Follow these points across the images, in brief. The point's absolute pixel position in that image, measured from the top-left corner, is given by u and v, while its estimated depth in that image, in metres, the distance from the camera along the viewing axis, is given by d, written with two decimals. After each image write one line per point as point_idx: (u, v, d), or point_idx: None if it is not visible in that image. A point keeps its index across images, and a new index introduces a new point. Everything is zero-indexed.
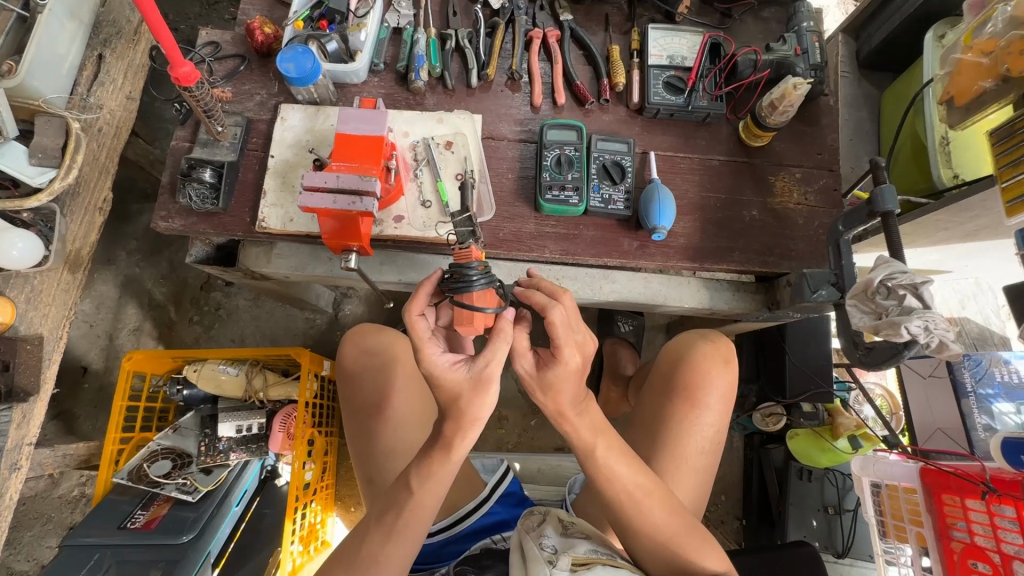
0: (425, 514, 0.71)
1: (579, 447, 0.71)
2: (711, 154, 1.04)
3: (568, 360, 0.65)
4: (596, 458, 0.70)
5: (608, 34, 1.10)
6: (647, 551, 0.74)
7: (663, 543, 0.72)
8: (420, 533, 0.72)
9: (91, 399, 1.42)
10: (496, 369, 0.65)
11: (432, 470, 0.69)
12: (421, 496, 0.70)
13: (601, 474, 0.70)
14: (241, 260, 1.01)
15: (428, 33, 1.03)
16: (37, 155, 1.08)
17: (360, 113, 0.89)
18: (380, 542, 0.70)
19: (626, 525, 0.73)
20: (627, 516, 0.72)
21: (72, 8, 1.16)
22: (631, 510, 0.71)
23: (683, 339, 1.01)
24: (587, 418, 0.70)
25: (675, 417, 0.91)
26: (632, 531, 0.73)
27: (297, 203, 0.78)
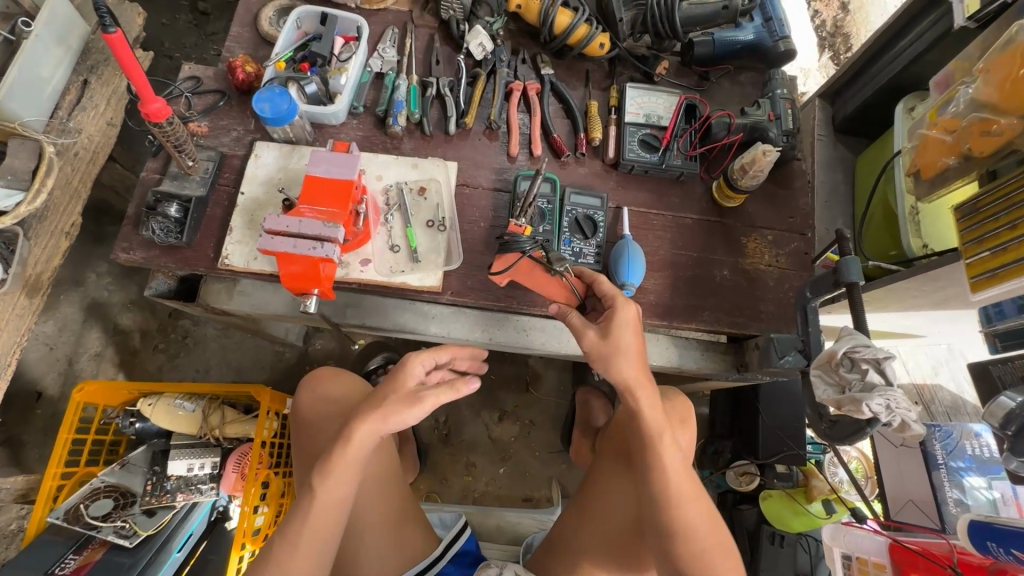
0: (331, 516, 0.77)
1: (649, 429, 0.80)
2: (685, 213, 1.05)
3: (625, 312, 0.81)
4: (661, 442, 0.80)
5: (587, 90, 1.12)
6: (684, 561, 0.74)
7: (696, 555, 0.74)
8: (325, 534, 0.77)
9: (43, 426, 1.40)
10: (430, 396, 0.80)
11: (332, 465, 0.78)
12: (324, 492, 0.77)
13: (663, 460, 0.79)
14: (200, 294, 0.97)
15: (410, 80, 1.05)
16: (6, 177, 1.08)
17: (331, 156, 0.89)
18: (288, 542, 0.75)
19: (667, 521, 0.76)
20: (671, 509, 0.76)
21: (61, 34, 1.19)
22: (677, 505, 0.77)
23: None
24: (660, 409, 0.82)
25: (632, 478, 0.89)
26: (677, 534, 0.75)
27: (255, 246, 0.77)
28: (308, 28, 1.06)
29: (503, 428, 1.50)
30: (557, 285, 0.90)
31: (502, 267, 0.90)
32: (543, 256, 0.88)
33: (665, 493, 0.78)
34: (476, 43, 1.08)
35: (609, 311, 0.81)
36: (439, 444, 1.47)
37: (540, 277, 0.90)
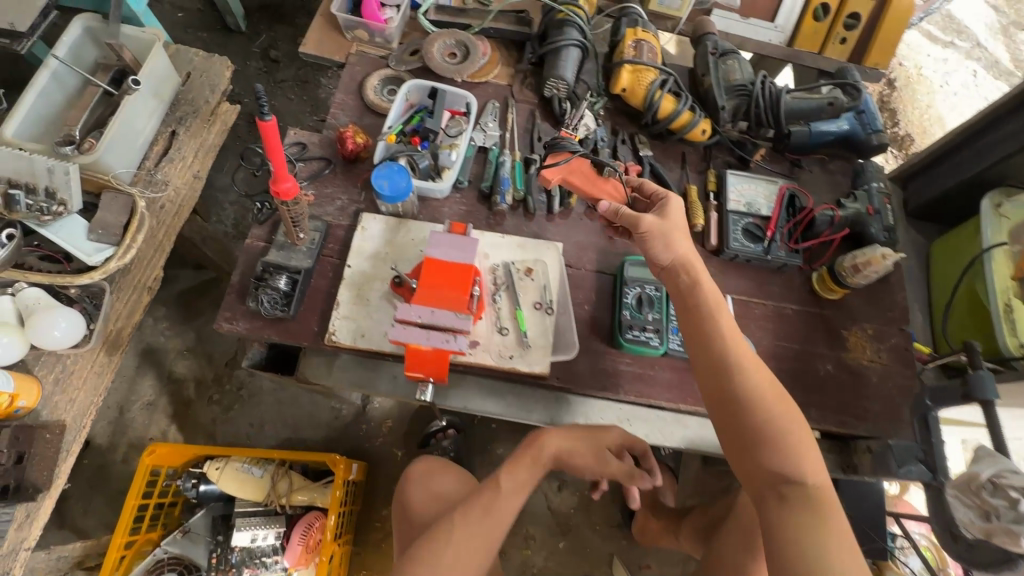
0: (509, 508, 0.81)
1: (707, 301, 0.79)
2: (786, 303, 1.04)
3: (674, 197, 0.89)
4: (720, 313, 0.78)
5: (684, 172, 1.12)
6: (761, 444, 0.69)
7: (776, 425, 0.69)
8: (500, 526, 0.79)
9: (89, 477, 1.35)
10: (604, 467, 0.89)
11: (519, 464, 0.84)
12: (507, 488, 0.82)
13: (716, 334, 0.76)
14: (298, 368, 0.94)
15: (514, 157, 1.05)
16: (96, 232, 1.07)
17: (449, 238, 0.89)
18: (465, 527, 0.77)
19: (734, 397, 0.72)
20: (736, 381, 0.72)
21: (157, 87, 1.20)
22: (745, 376, 0.72)
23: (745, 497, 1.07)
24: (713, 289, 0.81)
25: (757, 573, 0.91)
26: (751, 405, 0.70)
27: (387, 336, 0.80)
28: (415, 100, 1.07)
29: (563, 499, 1.45)
30: (610, 184, 0.98)
31: (555, 159, 0.98)
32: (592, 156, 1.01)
33: (731, 369, 0.73)
34: (580, 122, 1.09)
35: (664, 201, 0.89)
36: None
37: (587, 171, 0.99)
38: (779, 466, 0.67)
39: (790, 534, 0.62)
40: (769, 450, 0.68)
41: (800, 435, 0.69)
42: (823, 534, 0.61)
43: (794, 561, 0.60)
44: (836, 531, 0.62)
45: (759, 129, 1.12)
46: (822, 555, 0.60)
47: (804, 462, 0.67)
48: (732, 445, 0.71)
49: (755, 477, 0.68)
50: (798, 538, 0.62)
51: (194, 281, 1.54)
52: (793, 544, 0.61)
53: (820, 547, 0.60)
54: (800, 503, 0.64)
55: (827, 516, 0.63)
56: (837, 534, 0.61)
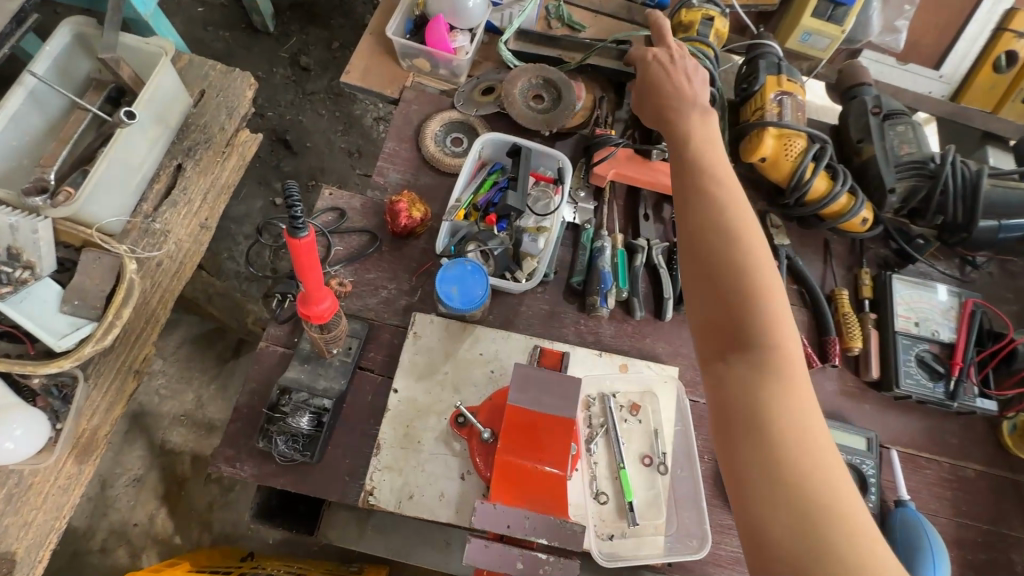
0: None
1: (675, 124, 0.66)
2: (966, 461, 0.78)
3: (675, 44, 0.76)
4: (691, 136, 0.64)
5: (829, 269, 0.86)
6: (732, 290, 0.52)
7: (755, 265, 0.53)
8: None
9: (59, 569, 1.13)
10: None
11: None
12: None
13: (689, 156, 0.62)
14: (320, 522, 0.70)
15: (615, 243, 0.80)
16: (72, 301, 0.84)
17: (543, 376, 0.62)
18: None
19: (705, 228, 0.55)
20: (708, 206, 0.56)
21: (161, 112, 0.96)
22: (726, 210, 0.56)
23: None
24: (705, 119, 0.66)
25: None
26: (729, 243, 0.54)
27: (464, 562, 0.52)
28: (489, 156, 0.82)
29: None
30: (662, 167, 0.83)
31: (601, 156, 0.82)
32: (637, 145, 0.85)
33: (708, 199, 0.57)
34: None
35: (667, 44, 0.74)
36: None
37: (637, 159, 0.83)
38: (742, 312, 0.51)
39: (739, 394, 0.48)
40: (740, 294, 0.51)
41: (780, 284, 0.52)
42: (776, 396, 0.47)
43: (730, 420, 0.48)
44: (792, 394, 0.47)
45: (934, 220, 0.86)
46: (765, 420, 0.46)
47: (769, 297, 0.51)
48: (690, 280, 0.55)
49: (713, 324, 0.52)
50: (750, 400, 0.47)
51: (197, 329, 1.31)
52: (744, 410, 0.47)
53: (770, 410, 0.46)
54: (760, 359, 0.49)
55: (792, 385, 0.47)
56: (799, 402, 0.47)
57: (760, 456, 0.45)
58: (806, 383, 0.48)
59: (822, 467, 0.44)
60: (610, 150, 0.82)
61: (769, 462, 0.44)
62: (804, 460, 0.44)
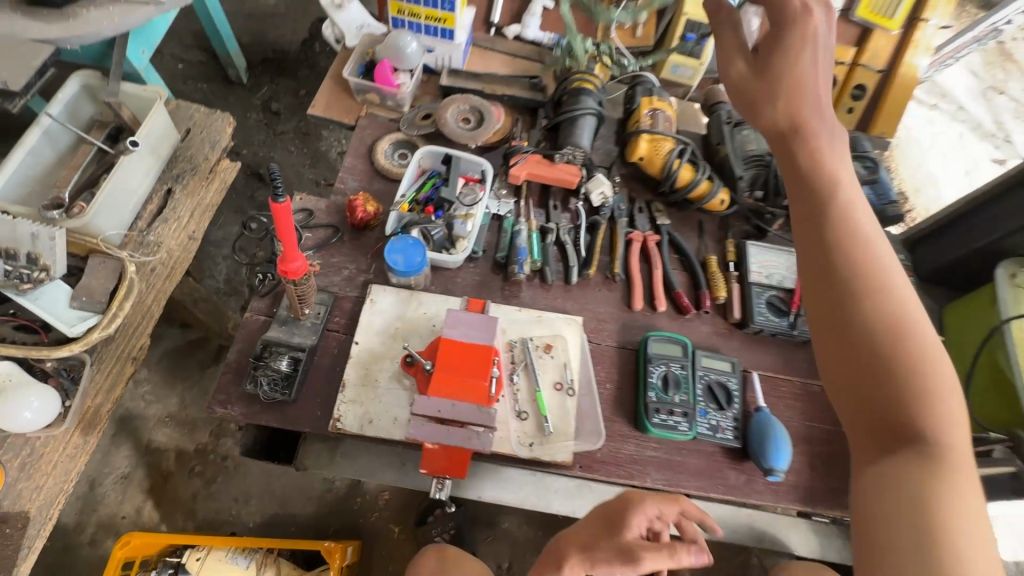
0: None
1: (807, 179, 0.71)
2: (813, 379, 1.00)
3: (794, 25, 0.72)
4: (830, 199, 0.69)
5: (702, 241, 1.10)
6: (861, 338, 0.62)
7: (878, 318, 0.62)
8: None
9: (49, 564, 1.22)
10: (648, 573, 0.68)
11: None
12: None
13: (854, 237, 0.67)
14: (298, 455, 0.86)
15: (530, 226, 1.02)
16: (81, 298, 1.00)
17: (468, 317, 0.83)
18: None
19: (857, 321, 0.63)
20: (846, 266, 0.65)
21: (155, 144, 1.15)
22: (878, 269, 0.65)
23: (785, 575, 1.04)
24: (824, 149, 0.72)
25: None
26: (853, 299, 0.64)
27: (407, 433, 0.74)
28: (428, 165, 1.04)
29: None
30: (565, 170, 1.06)
31: (516, 160, 1.05)
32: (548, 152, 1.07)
33: (854, 274, 0.65)
34: (599, 192, 1.05)
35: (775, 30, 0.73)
36: None
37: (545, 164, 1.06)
38: (895, 385, 0.59)
39: (894, 489, 0.57)
40: (870, 343, 0.61)
41: (931, 347, 0.60)
42: (921, 483, 0.55)
43: (875, 507, 0.57)
44: (956, 481, 0.55)
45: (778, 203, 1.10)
46: (924, 509, 0.54)
47: (923, 380, 0.59)
48: (833, 359, 0.64)
49: (860, 397, 0.61)
50: (910, 489, 0.56)
51: (180, 340, 1.45)
52: (919, 500, 0.55)
53: (926, 513, 0.54)
54: (924, 454, 0.57)
55: (945, 471, 0.56)
56: (946, 493, 0.54)
57: (909, 536, 0.53)
58: (966, 461, 0.57)
59: (963, 533, 0.52)
60: (523, 157, 1.05)
61: (916, 505, 0.55)
62: (960, 529, 0.52)
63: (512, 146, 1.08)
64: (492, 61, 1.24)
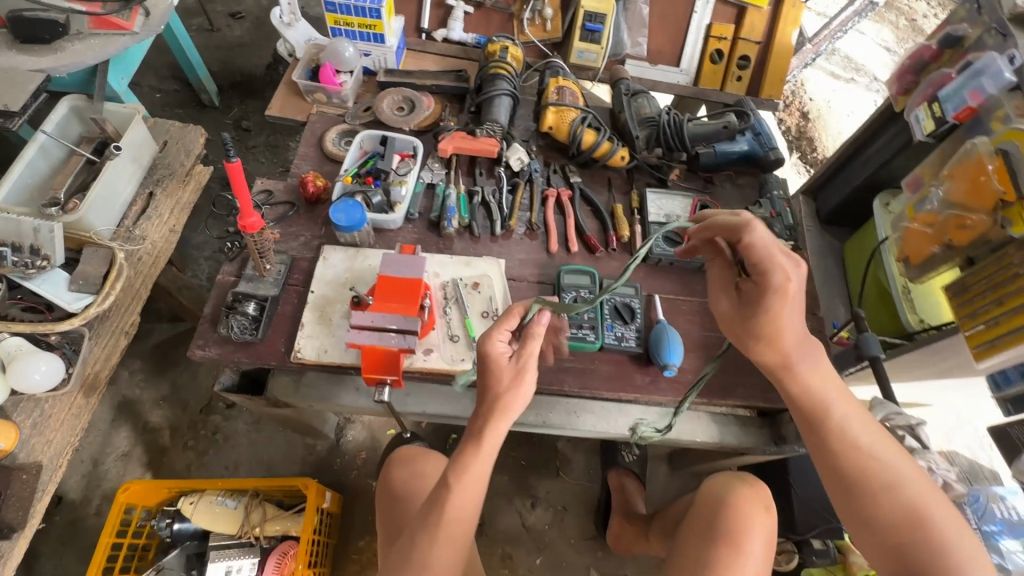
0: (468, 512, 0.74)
1: (805, 410, 0.80)
2: (709, 298, 1.16)
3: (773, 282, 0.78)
4: (832, 454, 0.78)
5: (611, 194, 1.27)
6: (872, 504, 0.74)
7: (842, 439, 0.77)
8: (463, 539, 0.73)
9: (60, 535, 1.35)
10: (530, 361, 0.78)
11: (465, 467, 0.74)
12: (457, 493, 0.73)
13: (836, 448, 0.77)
14: (269, 388, 1.02)
15: (459, 191, 1.20)
16: (77, 282, 1.16)
17: (401, 258, 1.00)
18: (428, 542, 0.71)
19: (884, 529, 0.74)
20: (873, 509, 0.75)
21: (135, 153, 1.33)
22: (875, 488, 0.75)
23: (723, 480, 1.02)
24: (846, 416, 0.78)
25: (720, 560, 0.91)
26: (817, 432, 0.79)
27: (347, 338, 0.87)
28: (369, 148, 1.23)
29: (536, 516, 1.49)
30: (486, 142, 1.24)
31: (443, 137, 1.24)
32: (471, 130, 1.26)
33: (885, 484, 0.74)
34: (515, 158, 1.24)
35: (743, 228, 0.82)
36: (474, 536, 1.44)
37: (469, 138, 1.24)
38: None
39: None
40: (886, 527, 0.73)
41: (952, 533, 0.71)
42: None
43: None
44: None
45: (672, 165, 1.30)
46: None
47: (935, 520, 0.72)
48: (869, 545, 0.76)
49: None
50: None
51: (170, 333, 1.61)
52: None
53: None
54: None
55: None
56: None
57: None
58: None
59: None
60: (449, 133, 1.24)
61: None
62: None
63: (440, 127, 1.28)
64: (425, 61, 1.44)
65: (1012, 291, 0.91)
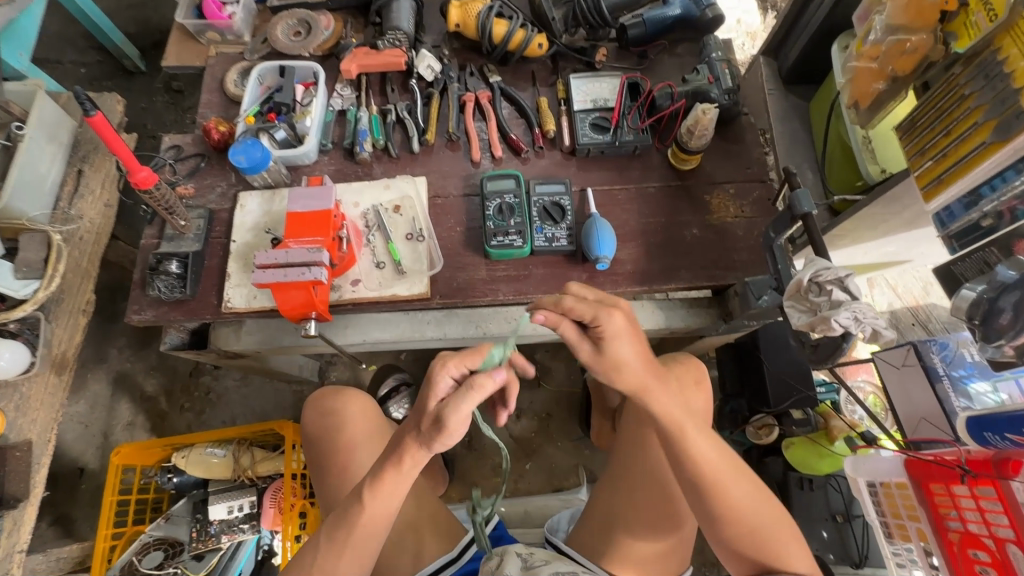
0: (374, 532, 0.76)
1: (670, 430, 0.79)
2: (647, 183, 1.10)
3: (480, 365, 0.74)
4: (686, 438, 0.79)
5: (535, 88, 1.18)
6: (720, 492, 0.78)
7: (691, 458, 0.79)
8: (367, 548, 0.76)
9: (88, 500, 1.47)
10: (455, 417, 0.69)
11: (381, 483, 0.75)
12: (372, 507, 0.75)
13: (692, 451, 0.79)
14: (213, 341, 1.06)
15: (370, 111, 1.12)
16: (22, 269, 1.16)
17: (308, 191, 0.97)
18: (334, 557, 0.75)
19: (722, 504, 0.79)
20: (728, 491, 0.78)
21: (51, 132, 1.27)
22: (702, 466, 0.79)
23: (656, 363, 1.06)
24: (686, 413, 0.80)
25: (658, 443, 0.96)
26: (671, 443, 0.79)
27: (251, 281, 0.86)
28: (270, 82, 1.15)
29: (523, 426, 1.54)
30: (388, 53, 1.14)
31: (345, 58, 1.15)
32: (372, 43, 1.16)
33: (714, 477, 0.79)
34: (425, 66, 1.14)
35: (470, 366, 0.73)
36: (463, 451, 1.51)
37: (368, 53, 1.14)
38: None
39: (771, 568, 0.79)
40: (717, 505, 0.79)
41: (773, 513, 0.80)
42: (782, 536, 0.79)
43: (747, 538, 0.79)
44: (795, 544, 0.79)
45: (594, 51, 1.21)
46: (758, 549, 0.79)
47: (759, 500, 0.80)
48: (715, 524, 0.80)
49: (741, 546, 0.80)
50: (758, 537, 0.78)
51: None
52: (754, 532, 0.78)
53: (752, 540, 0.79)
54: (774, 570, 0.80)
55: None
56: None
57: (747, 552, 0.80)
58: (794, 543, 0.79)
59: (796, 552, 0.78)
60: (350, 53, 1.15)
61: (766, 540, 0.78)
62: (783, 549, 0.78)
63: (340, 45, 1.18)
64: None
65: (960, 116, 0.81)
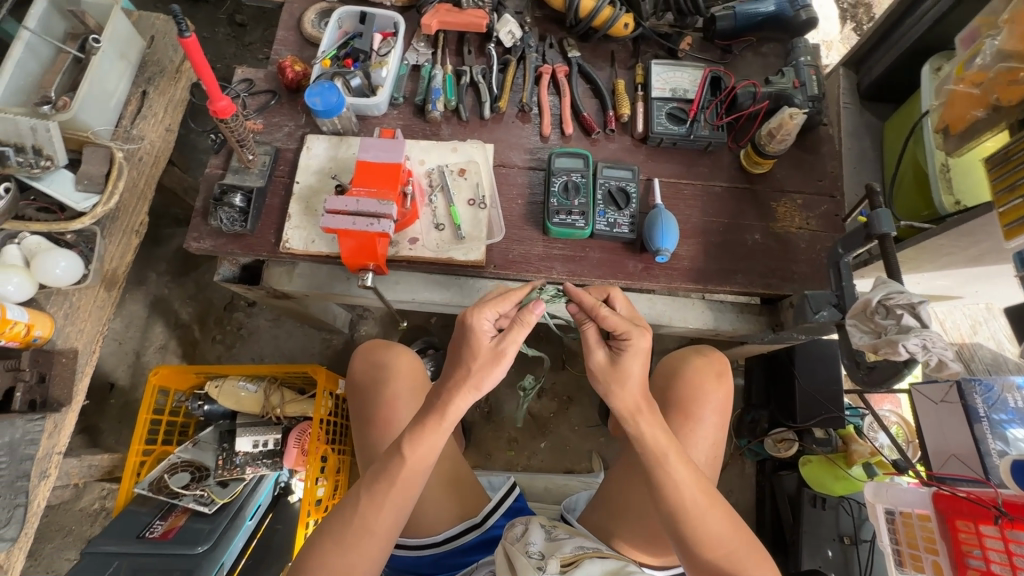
0: (415, 481, 0.76)
1: (648, 455, 0.77)
2: (714, 180, 1.08)
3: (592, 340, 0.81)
4: (665, 466, 0.76)
5: (613, 69, 1.16)
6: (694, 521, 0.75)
7: (668, 486, 0.76)
8: (407, 498, 0.77)
9: (116, 414, 1.50)
10: (512, 348, 0.76)
11: (423, 435, 0.76)
12: (413, 459, 0.76)
13: (665, 479, 0.76)
14: (265, 278, 1.07)
15: (445, 70, 1.11)
16: (83, 182, 1.17)
17: (379, 142, 0.96)
18: (373, 509, 0.75)
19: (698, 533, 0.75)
20: (702, 523, 0.75)
21: (122, 49, 1.27)
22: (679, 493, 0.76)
23: (679, 354, 1.06)
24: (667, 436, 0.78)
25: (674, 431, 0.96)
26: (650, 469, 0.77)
27: (320, 225, 0.87)
28: (349, 27, 1.14)
29: (542, 405, 1.55)
30: (469, 14, 1.11)
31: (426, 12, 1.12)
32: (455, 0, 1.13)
33: (690, 505, 0.75)
34: (506, 31, 1.12)
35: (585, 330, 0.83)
36: (482, 420, 1.54)
37: (449, 11, 1.11)
38: None
39: None
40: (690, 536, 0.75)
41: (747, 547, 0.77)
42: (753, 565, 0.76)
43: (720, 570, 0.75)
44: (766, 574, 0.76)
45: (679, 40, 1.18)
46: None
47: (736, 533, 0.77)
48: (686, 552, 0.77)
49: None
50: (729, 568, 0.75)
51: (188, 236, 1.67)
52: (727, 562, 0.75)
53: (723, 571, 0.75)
54: None
55: None
56: None
57: None
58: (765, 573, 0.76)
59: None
60: (432, 8, 1.12)
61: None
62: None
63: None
64: None
65: None
